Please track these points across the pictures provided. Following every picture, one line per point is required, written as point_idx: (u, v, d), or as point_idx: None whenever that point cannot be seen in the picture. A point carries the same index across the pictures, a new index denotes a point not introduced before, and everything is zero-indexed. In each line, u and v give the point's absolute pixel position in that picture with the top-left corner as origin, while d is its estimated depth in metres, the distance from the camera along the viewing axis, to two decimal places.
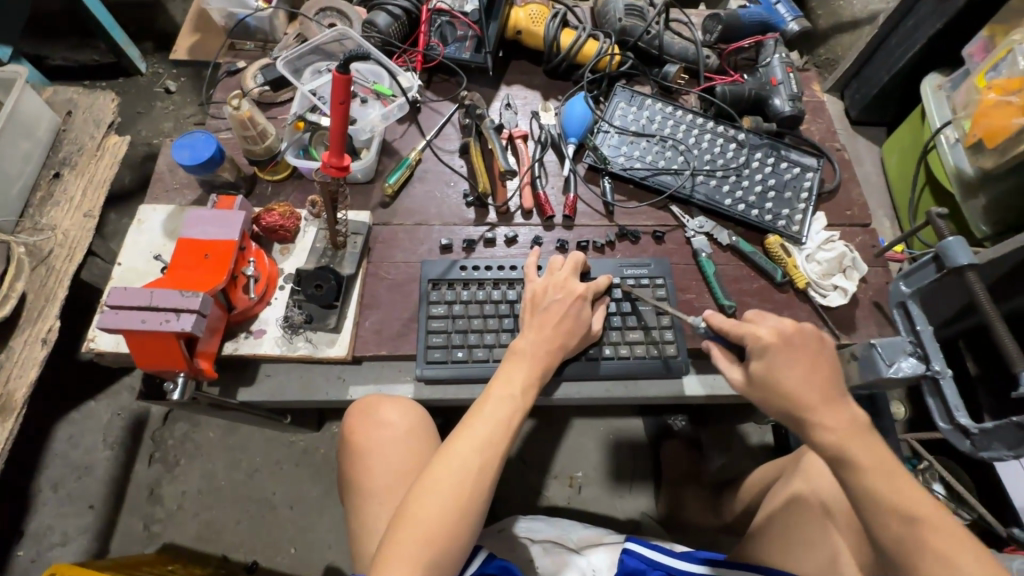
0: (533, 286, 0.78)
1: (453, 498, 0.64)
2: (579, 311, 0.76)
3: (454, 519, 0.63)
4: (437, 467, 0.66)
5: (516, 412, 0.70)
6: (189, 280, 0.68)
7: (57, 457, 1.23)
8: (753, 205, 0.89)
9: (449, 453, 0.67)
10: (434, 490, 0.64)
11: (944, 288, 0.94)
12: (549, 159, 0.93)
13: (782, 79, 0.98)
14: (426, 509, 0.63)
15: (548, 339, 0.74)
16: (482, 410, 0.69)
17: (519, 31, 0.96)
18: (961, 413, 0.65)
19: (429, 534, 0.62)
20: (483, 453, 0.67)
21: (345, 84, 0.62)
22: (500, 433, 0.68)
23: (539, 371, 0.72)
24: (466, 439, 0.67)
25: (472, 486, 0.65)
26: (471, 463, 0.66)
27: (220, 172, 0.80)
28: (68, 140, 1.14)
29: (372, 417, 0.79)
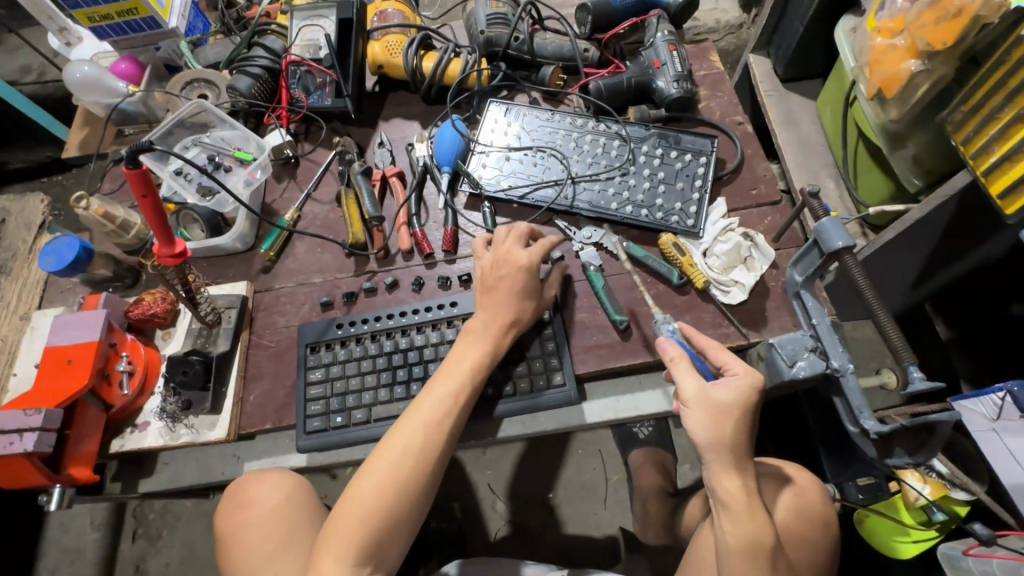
0: (482, 264, 0.76)
1: (394, 483, 0.63)
2: (530, 283, 0.72)
3: (392, 503, 0.62)
4: (379, 452, 0.64)
5: (465, 391, 0.67)
6: (50, 391, 0.68)
7: (50, 545, 1.29)
8: (642, 205, 0.82)
9: (392, 438, 0.65)
10: (373, 475, 0.63)
11: (892, 257, 0.89)
12: (428, 192, 0.89)
13: (665, 60, 0.89)
14: (363, 495, 0.62)
15: (500, 316, 0.71)
16: (429, 392, 0.67)
17: (380, 65, 0.93)
18: (863, 416, 0.57)
19: (365, 522, 0.61)
20: (427, 434, 0.65)
21: (141, 176, 0.62)
22: (448, 413, 0.66)
23: (489, 352, 0.70)
24: (409, 420, 0.65)
25: (412, 470, 0.63)
26: (412, 446, 0.64)
27: (93, 269, 0.81)
28: (3, 248, 1.19)
29: (239, 500, 0.73)
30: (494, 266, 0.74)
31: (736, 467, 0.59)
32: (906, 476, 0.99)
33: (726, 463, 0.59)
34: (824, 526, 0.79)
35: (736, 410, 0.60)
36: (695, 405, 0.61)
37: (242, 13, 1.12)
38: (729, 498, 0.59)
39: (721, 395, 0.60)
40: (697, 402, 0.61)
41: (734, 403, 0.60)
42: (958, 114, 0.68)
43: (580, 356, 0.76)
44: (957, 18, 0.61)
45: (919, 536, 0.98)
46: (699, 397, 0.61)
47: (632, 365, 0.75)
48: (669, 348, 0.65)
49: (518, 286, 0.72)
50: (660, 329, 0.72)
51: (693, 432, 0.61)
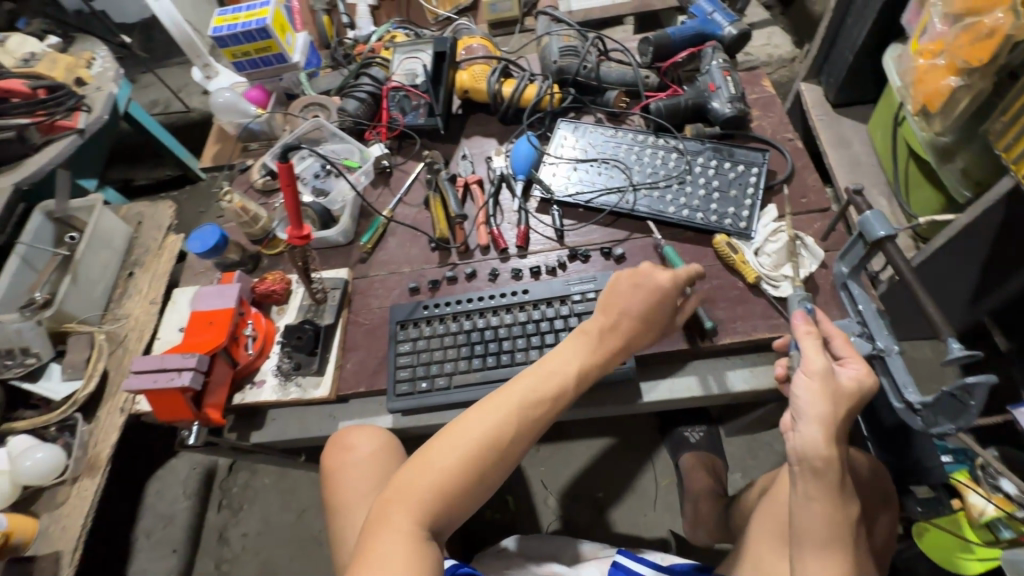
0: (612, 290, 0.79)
1: (475, 456, 0.66)
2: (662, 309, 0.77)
3: (464, 480, 0.65)
4: (460, 426, 0.68)
5: (554, 395, 0.71)
6: (196, 344, 0.83)
7: (147, 509, 1.44)
8: (697, 209, 0.91)
9: (475, 415, 0.69)
10: (453, 446, 0.66)
11: (941, 270, 0.94)
12: (504, 197, 1.02)
13: (720, 84, 1.00)
14: (440, 463, 0.65)
15: (592, 333, 0.75)
16: (512, 386, 0.71)
17: (466, 90, 1.08)
18: (907, 389, 0.62)
19: (435, 486, 0.64)
20: (506, 421, 0.68)
21: (289, 171, 0.76)
22: (530, 404, 0.70)
23: (577, 366, 0.73)
24: (495, 406, 0.69)
25: (486, 453, 0.67)
26: (495, 429, 0.68)
27: (226, 253, 0.97)
28: (138, 245, 1.41)
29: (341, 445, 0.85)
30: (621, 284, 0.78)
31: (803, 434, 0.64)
32: (969, 492, 1.01)
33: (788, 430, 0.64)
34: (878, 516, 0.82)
35: (856, 398, 0.63)
36: (816, 379, 0.63)
37: (349, 51, 1.32)
38: (794, 461, 0.64)
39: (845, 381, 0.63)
40: (820, 378, 0.64)
41: (850, 389, 0.63)
42: (1000, 124, 0.74)
43: None
44: (989, 38, 0.69)
45: (984, 554, 0.94)
46: (826, 373, 0.63)
47: (686, 351, 0.82)
48: (802, 322, 0.67)
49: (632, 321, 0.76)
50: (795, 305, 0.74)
51: (806, 402, 0.63)
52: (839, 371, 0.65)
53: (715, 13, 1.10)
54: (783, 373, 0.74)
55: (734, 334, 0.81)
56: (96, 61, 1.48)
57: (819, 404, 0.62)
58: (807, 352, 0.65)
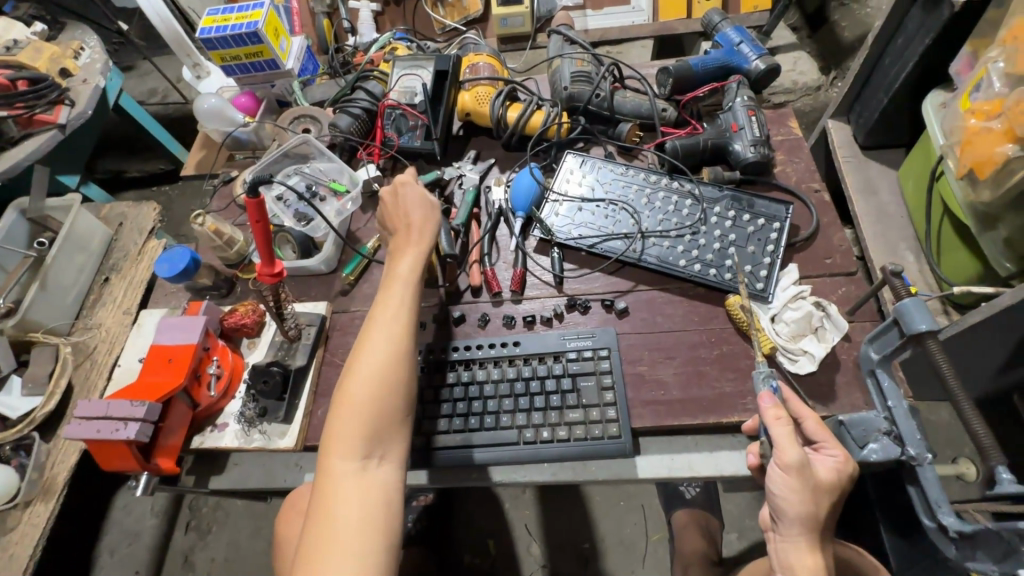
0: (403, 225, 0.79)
1: (383, 381, 0.65)
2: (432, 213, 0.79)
3: (385, 411, 0.64)
4: (351, 378, 0.65)
5: (409, 303, 0.71)
6: (152, 385, 0.76)
7: (114, 525, 1.38)
8: (710, 264, 0.83)
9: (362, 351, 0.67)
10: (354, 394, 0.64)
11: (971, 343, 0.86)
12: (501, 233, 0.94)
13: (743, 124, 0.92)
14: (354, 402, 0.64)
15: (416, 242, 0.77)
16: (377, 320, 0.69)
17: (468, 113, 1.00)
18: (941, 511, 0.53)
19: (365, 425, 0.63)
20: (392, 349, 0.67)
21: (258, 206, 0.69)
22: (402, 318, 0.70)
23: (414, 275, 0.74)
24: (376, 341, 0.67)
25: (391, 384, 0.66)
26: (386, 364, 0.66)
27: (197, 278, 0.90)
28: (117, 248, 1.34)
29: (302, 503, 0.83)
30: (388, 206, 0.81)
31: (811, 547, 0.56)
32: None
33: (799, 544, 0.57)
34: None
35: (836, 490, 0.58)
36: (789, 472, 0.56)
37: (348, 58, 1.24)
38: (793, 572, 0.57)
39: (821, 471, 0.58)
40: (796, 472, 0.56)
41: (830, 483, 0.57)
42: None
43: (637, 410, 0.76)
44: None
45: None
46: (802, 466, 0.56)
47: (684, 426, 0.74)
48: (774, 406, 0.60)
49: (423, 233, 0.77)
50: (763, 381, 0.66)
51: (784, 501, 0.57)
52: (817, 462, 0.59)
53: (742, 44, 1.01)
54: (756, 460, 0.67)
55: (743, 412, 0.73)
56: (85, 51, 1.41)
57: (796, 503, 0.56)
58: (780, 441, 0.58)
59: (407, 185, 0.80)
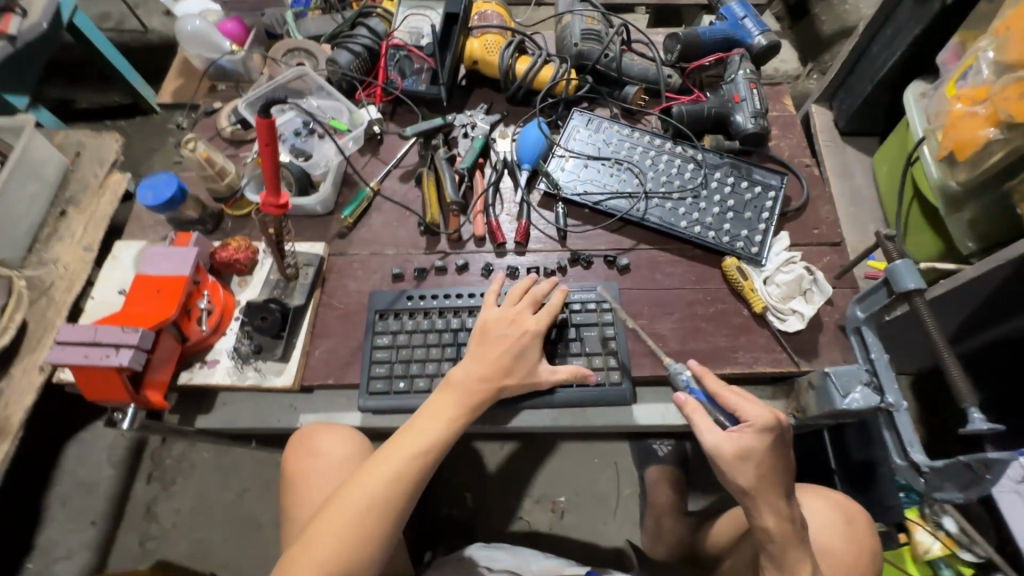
0: (486, 316, 0.76)
1: (371, 511, 0.64)
2: (530, 348, 0.74)
3: (354, 551, 0.63)
4: (346, 497, 0.65)
5: (437, 445, 0.68)
6: (140, 315, 0.72)
7: (66, 475, 1.30)
8: (710, 227, 0.86)
9: (369, 471, 0.66)
10: (348, 513, 0.64)
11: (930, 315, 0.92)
12: (504, 185, 0.93)
13: (745, 96, 0.95)
14: (340, 524, 0.63)
15: (466, 391, 0.71)
16: (401, 442, 0.68)
17: (476, 61, 0.98)
18: (914, 450, 0.60)
19: (334, 556, 0.62)
20: (394, 484, 0.66)
21: (269, 127, 0.64)
22: (417, 468, 0.67)
23: (468, 395, 0.71)
24: (384, 467, 0.66)
25: (375, 520, 0.64)
26: (380, 496, 0.65)
27: (183, 209, 0.85)
28: (75, 180, 1.23)
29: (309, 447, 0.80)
30: (474, 339, 0.75)
31: None
32: (917, 529, 1.03)
33: None
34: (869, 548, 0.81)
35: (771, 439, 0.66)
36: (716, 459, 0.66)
37: None
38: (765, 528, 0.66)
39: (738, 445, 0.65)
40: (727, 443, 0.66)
41: (754, 450, 0.65)
42: None
43: (637, 360, 0.79)
44: None
45: None
46: (720, 453, 0.66)
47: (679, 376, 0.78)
48: (684, 402, 0.68)
49: (503, 340, 0.74)
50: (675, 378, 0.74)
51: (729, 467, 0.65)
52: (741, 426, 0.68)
53: (745, 18, 1.03)
54: None
55: (735, 365, 0.78)
56: None
57: (740, 475, 0.65)
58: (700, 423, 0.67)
59: (505, 328, 0.74)
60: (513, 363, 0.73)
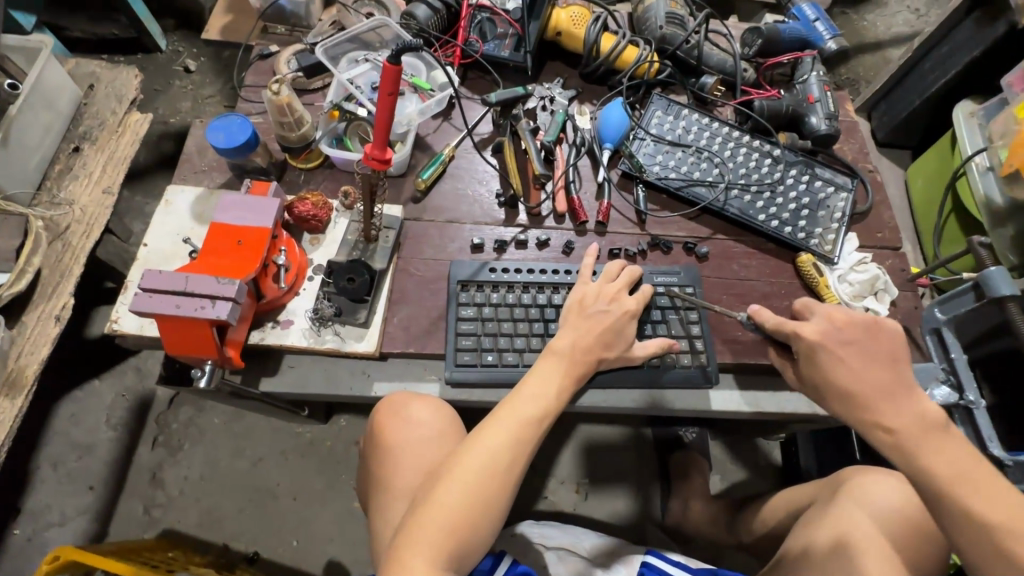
0: (582, 291, 0.77)
1: (484, 484, 0.64)
2: (627, 328, 0.75)
3: (475, 517, 0.63)
4: (460, 465, 0.65)
5: (545, 413, 0.69)
6: (223, 267, 0.66)
7: (60, 435, 1.21)
8: (786, 222, 0.88)
9: (477, 444, 0.66)
10: (459, 486, 0.64)
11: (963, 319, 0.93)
12: (583, 163, 0.92)
13: (819, 97, 0.97)
14: (454, 498, 0.63)
15: (573, 360, 0.72)
16: (510, 410, 0.68)
17: (560, 32, 0.95)
18: (994, 444, 0.65)
19: (451, 530, 0.62)
20: (507, 451, 0.66)
21: (395, 74, 0.60)
22: (526, 437, 0.67)
23: (575, 365, 0.72)
24: (495, 433, 0.66)
25: (492, 487, 0.65)
26: (495, 463, 0.65)
27: (253, 157, 0.79)
28: (89, 114, 1.12)
29: (396, 412, 0.76)
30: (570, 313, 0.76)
31: None
32: None
33: None
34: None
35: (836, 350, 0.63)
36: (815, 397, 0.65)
37: None
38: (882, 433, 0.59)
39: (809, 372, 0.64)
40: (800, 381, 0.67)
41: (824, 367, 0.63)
42: None
43: (719, 347, 0.80)
44: None
45: None
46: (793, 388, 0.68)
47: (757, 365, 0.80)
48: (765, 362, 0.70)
49: (607, 319, 0.74)
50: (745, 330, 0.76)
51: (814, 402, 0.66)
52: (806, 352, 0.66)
53: (816, 21, 1.07)
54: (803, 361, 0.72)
55: None
56: None
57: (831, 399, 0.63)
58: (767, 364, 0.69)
59: (600, 305, 0.76)
60: (614, 341, 0.74)
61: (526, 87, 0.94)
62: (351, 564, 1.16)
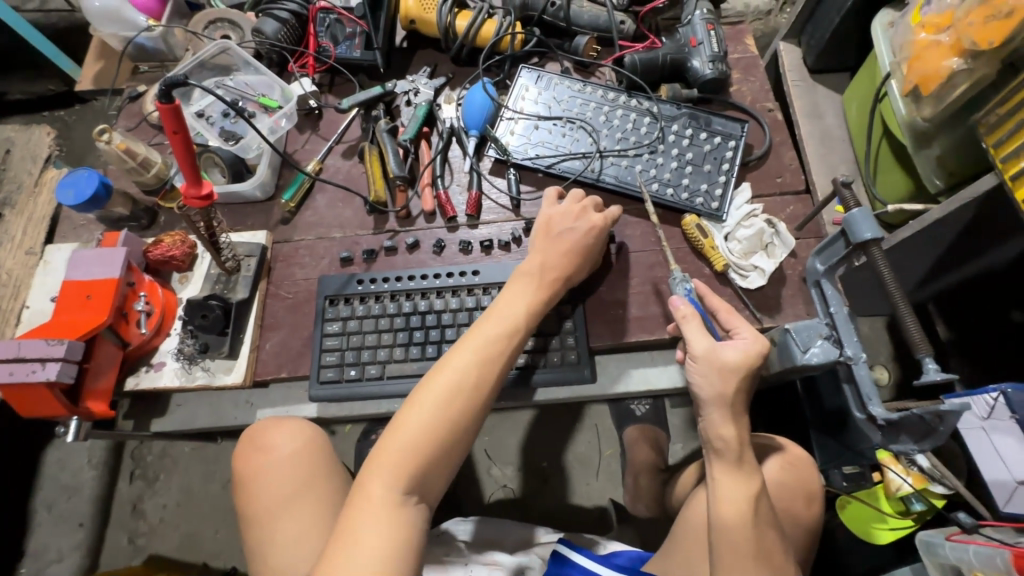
0: (550, 215, 0.76)
1: (449, 407, 0.60)
2: (592, 244, 0.74)
3: (439, 441, 0.59)
4: (425, 391, 0.61)
5: (513, 337, 0.66)
6: (69, 324, 0.68)
7: (47, 479, 1.30)
8: (668, 183, 0.82)
9: (439, 372, 0.62)
10: (426, 410, 0.60)
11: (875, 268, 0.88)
12: (453, 155, 0.88)
13: (702, 39, 0.89)
14: (419, 421, 0.59)
15: (546, 287, 0.70)
16: (478, 332, 0.65)
17: (412, 21, 0.91)
18: (871, 404, 0.59)
19: (415, 452, 0.58)
20: (474, 373, 0.62)
21: (174, 113, 0.59)
22: (490, 360, 0.64)
23: (545, 287, 0.70)
24: (457, 359, 0.63)
25: (463, 407, 0.61)
26: (437, 416, 0.60)
27: (110, 207, 0.80)
28: (9, 179, 1.17)
29: (258, 445, 0.73)
30: (543, 241, 0.74)
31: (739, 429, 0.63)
32: (890, 469, 1.03)
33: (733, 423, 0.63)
34: (802, 500, 0.80)
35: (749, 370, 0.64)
36: (704, 359, 0.64)
37: None
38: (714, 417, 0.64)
39: (731, 354, 0.64)
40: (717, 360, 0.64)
41: (742, 366, 0.64)
42: (993, 117, 0.69)
43: (597, 329, 0.77)
44: (1008, 18, 0.64)
45: (897, 524, 1.02)
46: (706, 356, 0.64)
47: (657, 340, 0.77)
48: (681, 307, 0.67)
49: (570, 237, 0.73)
50: (677, 287, 0.73)
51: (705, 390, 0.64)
52: (738, 344, 0.65)
53: None
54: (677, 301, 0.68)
55: None
56: None
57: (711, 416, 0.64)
58: (697, 327, 0.66)
59: (567, 226, 0.74)
60: (562, 253, 0.72)
61: (385, 85, 0.90)
62: None
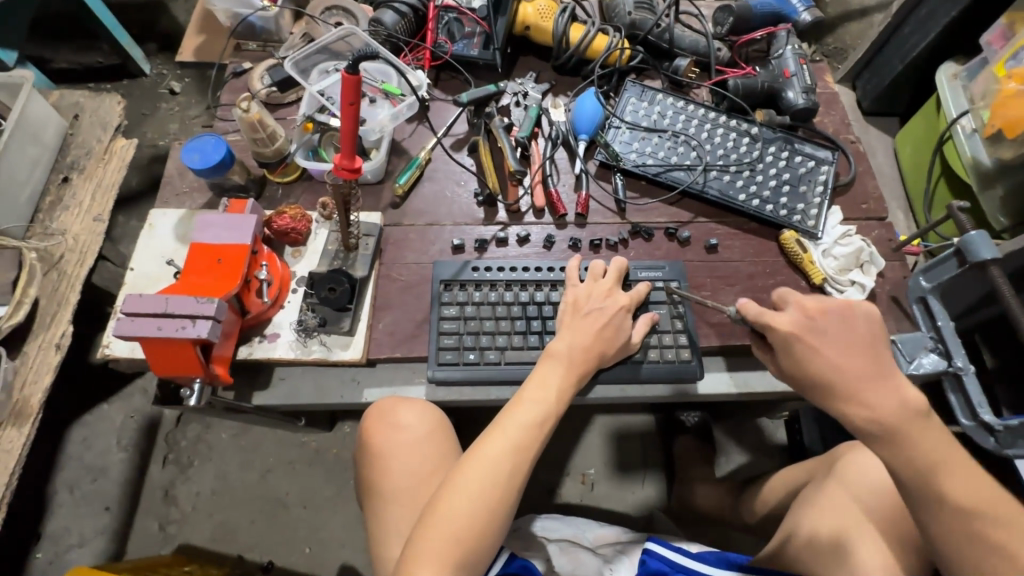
0: (575, 292, 0.77)
1: (489, 491, 0.63)
2: (621, 320, 0.74)
3: (482, 524, 0.62)
4: (462, 477, 0.63)
5: (547, 417, 0.67)
6: (202, 286, 0.67)
7: (72, 459, 1.23)
8: (767, 201, 0.88)
9: (478, 455, 0.65)
10: (464, 495, 0.62)
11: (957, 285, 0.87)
12: (560, 156, 0.92)
13: (795, 71, 0.95)
14: (461, 504, 0.62)
15: (585, 362, 0.71)
16: (512, 414, 0.67)
17: (528, 27, 0.95)
18: (983, 410, 0.66)
19: (460, 537, 0.60)
20: (509, 457, 0.65)
21: (354, 84, 0.61)
22: (531, 437, 0.66)
23: (587, 360, 0.71)
24: (494, 444, 0.65)
25: (501, 491, 0.63)
26: (482, 499, 0.62)
27: (229, 175, 0.80)
28: (76, 144, 1.12)
29: (388, 422, 0.78)
30: (568, 316, 0.75)
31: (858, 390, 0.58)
32: None
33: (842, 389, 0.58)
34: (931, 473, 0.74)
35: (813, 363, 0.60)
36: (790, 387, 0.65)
37: None
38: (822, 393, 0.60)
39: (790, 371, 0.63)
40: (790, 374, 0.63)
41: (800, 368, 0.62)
42: None
43: (705, 330, 0.79)
44: None
45: None
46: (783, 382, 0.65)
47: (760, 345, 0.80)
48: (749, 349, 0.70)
49: (599, 315, 0.74)
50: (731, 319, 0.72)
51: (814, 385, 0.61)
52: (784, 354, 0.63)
53: None
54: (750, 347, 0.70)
55: None
56: None
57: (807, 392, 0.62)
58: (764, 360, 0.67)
59: (594, 304, 0.75)
60: (611, 327, 0.74)
61: (498, 84, 0.93)
62: (363, 566, 1.18)
